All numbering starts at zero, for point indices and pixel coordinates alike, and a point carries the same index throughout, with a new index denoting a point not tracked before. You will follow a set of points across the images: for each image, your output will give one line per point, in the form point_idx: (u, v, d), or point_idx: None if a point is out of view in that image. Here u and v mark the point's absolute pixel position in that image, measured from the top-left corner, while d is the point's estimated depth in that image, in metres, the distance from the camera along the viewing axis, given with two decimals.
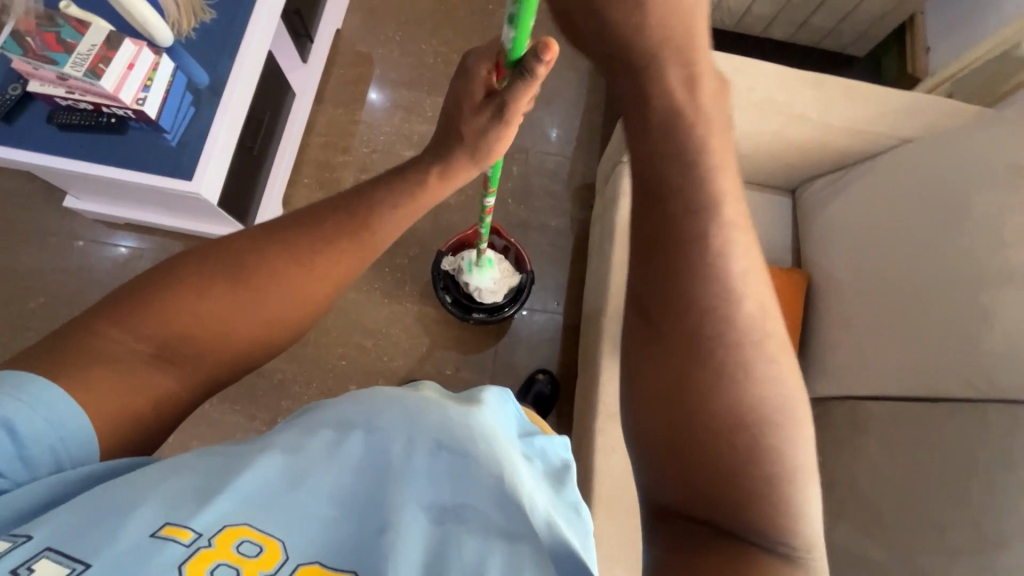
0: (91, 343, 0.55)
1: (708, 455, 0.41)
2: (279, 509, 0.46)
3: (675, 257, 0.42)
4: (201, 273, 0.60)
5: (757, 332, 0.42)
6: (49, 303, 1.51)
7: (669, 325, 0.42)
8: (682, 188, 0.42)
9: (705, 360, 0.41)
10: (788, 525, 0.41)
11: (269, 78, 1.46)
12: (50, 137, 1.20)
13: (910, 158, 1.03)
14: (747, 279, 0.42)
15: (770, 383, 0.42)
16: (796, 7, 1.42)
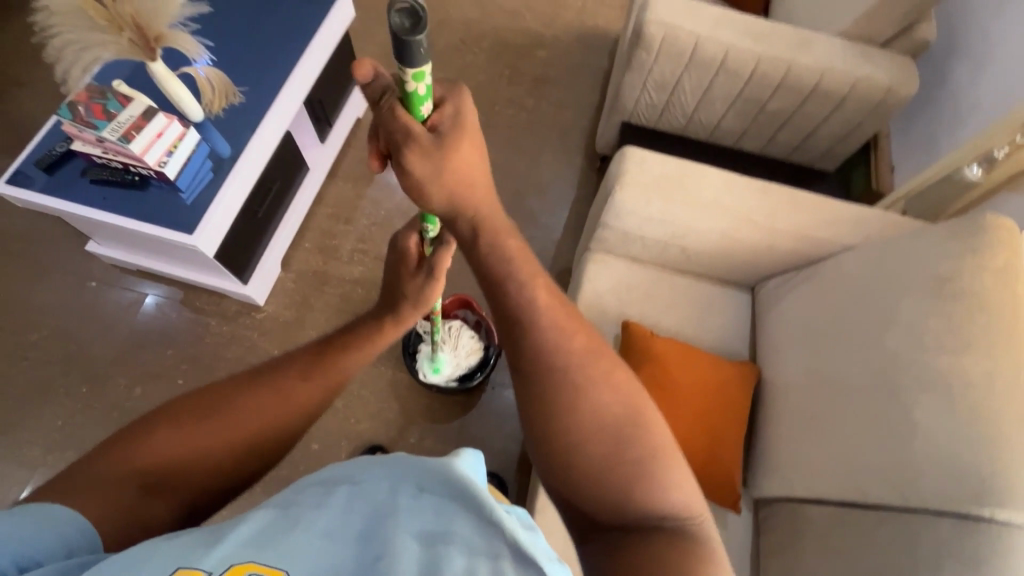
0: (93, 474, 0.57)
1: (585, 471, 0.56)
2: (281, 543, 0.43)
3: (520, 348, 0.60)
4: (207, 402, 0.65)
5: (594, 375, 0.59)
6: (53, 336, 1.62)
7: (533, 386, 0.59)
8: (511, 299, 0.61)
9: (561, 412, 0.58)
10: (668, 500, 0.56)
11: (284, 154, 1.64)
12: (80, 188, 1.36)
13: (849, 265, 1.07)
14: (569, 333, 0.61)
15: (612, 404, 0.59)
16: (762, 125, 1.55)
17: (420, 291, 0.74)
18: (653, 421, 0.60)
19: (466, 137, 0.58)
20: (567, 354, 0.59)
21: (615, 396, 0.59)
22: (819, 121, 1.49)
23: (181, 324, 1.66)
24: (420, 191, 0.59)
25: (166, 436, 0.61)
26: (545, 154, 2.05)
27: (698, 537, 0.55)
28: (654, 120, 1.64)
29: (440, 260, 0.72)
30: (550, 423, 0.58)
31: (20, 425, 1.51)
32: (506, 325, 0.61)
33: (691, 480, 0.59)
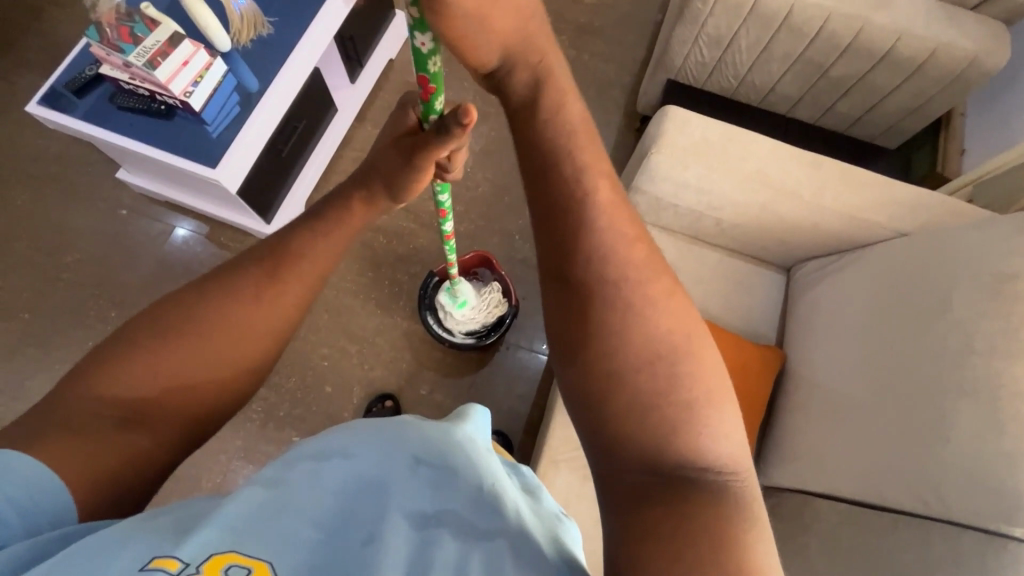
0: (64, 414, 0.54)
1: (624, 390, 0.49)
2: (265, 531, 0.45)
3: (570, 249, 0.53)
4: (168, 326, 0.61)
5: (634, 279, 0.52)
6: (85, 260, 1.67)
7: (573, 284, 0.53)
8: (569, 193, 0.53)
9: (608, 327, 0.51)
10: (711, 449, 0.48)
11: (312, 92, 1.60)
12: (107, 114, 1.35)
13: (899, 253, 0.98)
14: (626, 245, 0.53)
15: (666, 328, 0.51)
16: (821, 92, 1.42)
17: (399, 179, 0.74)
18: (699, 348, 0.52)
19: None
20: (620, 266, 0.52)
21: (667, 321, 0.52)
22: (887, 91, 1.35)
23: (206, 258, 1.69)
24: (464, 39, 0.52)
25: (137, 366, 0.58)
26: None
27: (741, 497, 0.47)
28: (703, 79, 1.52)
29: (430, 153, 0.70)
30: (592, 340, 0.51)
31: (53, 342, 1.58)
32: (553, 226, 0.54)
33: (738, 434, 0.51)
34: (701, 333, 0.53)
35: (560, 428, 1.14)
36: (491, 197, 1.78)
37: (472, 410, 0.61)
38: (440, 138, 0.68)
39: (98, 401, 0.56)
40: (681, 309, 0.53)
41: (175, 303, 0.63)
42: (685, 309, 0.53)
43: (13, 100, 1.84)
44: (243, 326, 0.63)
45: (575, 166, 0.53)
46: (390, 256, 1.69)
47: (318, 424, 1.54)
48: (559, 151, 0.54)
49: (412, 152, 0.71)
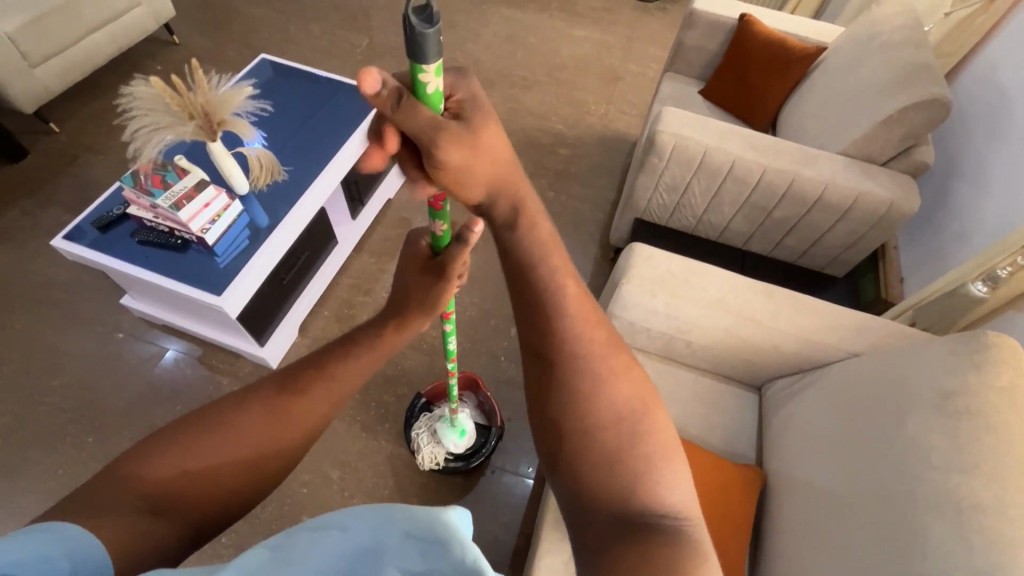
0: (104, 499, 0.56)
1: (590, 446, 0.55)
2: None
3: (540, 327, 0.60)
4: (207, 424, 0.66)
5: (596, 350, 0.59)
6: (73, 383, 1.68)
7: (544, 356, 0.59)
8: (536, 283, 0.61)
9: (576, 401, 0.57)
10: (669, 498, 0.54)
11: (316, 228, 1.76)
12: (127, 247, 1.47)
13: (854, 374, 1.07)
14: (591, 324, 0.60)
15: (626, 396, 0.58)
16: (769, 229, 1.62)
17: (429, 296, 0.77)
18: (648, 406, 0.58)
19: (494, 123, 0.59)
20: (586, 340, 0.59)
21: (627, 389, 0.58)
22: (825, 229, 1.55)
23: (196, 380, 1.71)
24: (457, 183, 0.59)
25: (172, 458, 0.62)
26: (560, 242, 2.15)
27: (697, 538, 0.52)
28: (666, 218, 1.73)
29: (453, 263, 0.74)
30: (563, 414, 0.57)
31: (20, 469, 1.52)
32: (531, 313, 0.61)
33: (689, 482, 0.57)
34: (650, 391, 0.60)
35: (547, 558, 1.10)
36: (478, 321, 1.88)
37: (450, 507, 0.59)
38: (460, 245, 0.72)
39: (135, 480, 0.59)
40: (635, 375, 0.60)
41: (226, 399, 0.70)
42: (638, 376, 0.60)
43: (34, 232, 1.98)
44: (274, 432, 0.68)
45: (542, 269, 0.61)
46: (378, 378, 1.73)
47: None
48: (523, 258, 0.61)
49: (440, 268, 0.75)
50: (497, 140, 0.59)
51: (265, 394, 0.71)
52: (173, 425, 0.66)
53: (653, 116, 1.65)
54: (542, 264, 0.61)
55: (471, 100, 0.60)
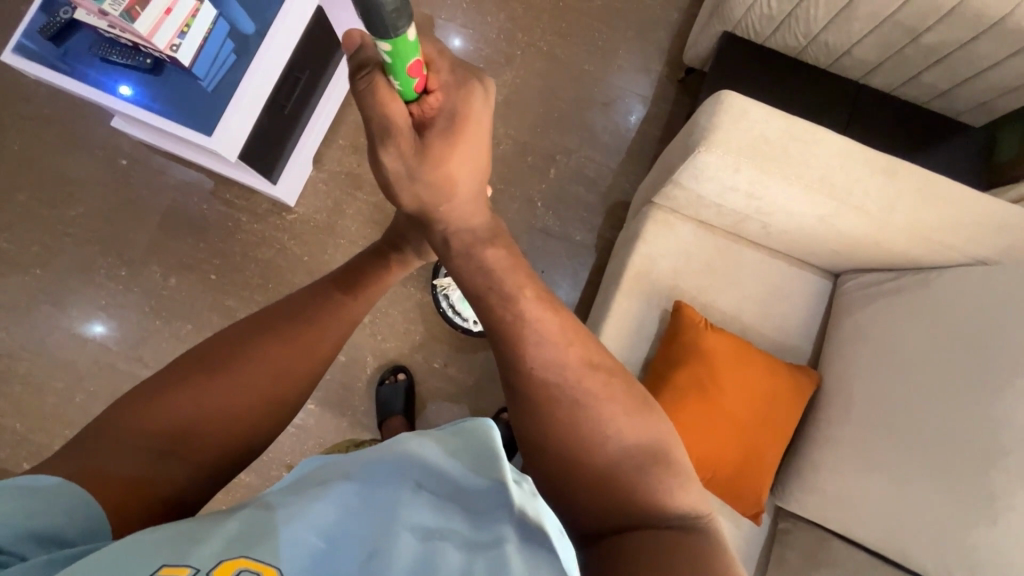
0: (107, 447, 0.55)
1: (582, 469, 0.56)
2: (273, 534, 0.41)
3: (506, 357, 0.59)
4: (212, 362, 0.64)
5: (572, 375, 0.58)
6: (91, 213, 1.61)
7: (517, 387, 0.59)
8: (497, 315, 0.59)
9: (559, 434, 0.57)
10: (673, 502, 0.57)
11: (315, 35, 1.41)
12: (91, 66, 1.22)
13: (971, 289, 0.87)
14: (562, 343, 0.59)
15: (608, 412, 0.58)
16: (906, 59, 1.21)
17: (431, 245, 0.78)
18: (639, 419, 0.59)
19: (467, 144, 0.54)
20: (559, 367, 0.58)
21: (610, 405, 0.58)
22: (986, 66, 1.14)
23: (214, 215, 1.61)
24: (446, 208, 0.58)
25: (175, 398, 0.60)
26: (618, 55, 1.72)
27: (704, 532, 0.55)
28: (765, 35, 1.30)
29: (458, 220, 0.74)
30: (544, 439, 0.57)
31: (67, 298, 1.57)
32: (501, 342, 0.59)
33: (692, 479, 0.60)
34: (639, 402, 0.60)
35: None
36: (513, 159, 1.65)
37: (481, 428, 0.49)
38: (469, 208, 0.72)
39: (137, 423, 0.58)
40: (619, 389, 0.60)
41: (225, 335, 0.67)
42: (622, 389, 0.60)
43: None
44: (281, 367, 0.65)
45: (499, 293, 0.59)
46: None
47: (334, 392, 1.55)
48: (480, 288, 0.60)
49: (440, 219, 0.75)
50: (465, 171, 0.55)
51: (267, 334, 0.67)
52: (176, 363, 0.64)
53: None
54: (494, 294, 0.59)
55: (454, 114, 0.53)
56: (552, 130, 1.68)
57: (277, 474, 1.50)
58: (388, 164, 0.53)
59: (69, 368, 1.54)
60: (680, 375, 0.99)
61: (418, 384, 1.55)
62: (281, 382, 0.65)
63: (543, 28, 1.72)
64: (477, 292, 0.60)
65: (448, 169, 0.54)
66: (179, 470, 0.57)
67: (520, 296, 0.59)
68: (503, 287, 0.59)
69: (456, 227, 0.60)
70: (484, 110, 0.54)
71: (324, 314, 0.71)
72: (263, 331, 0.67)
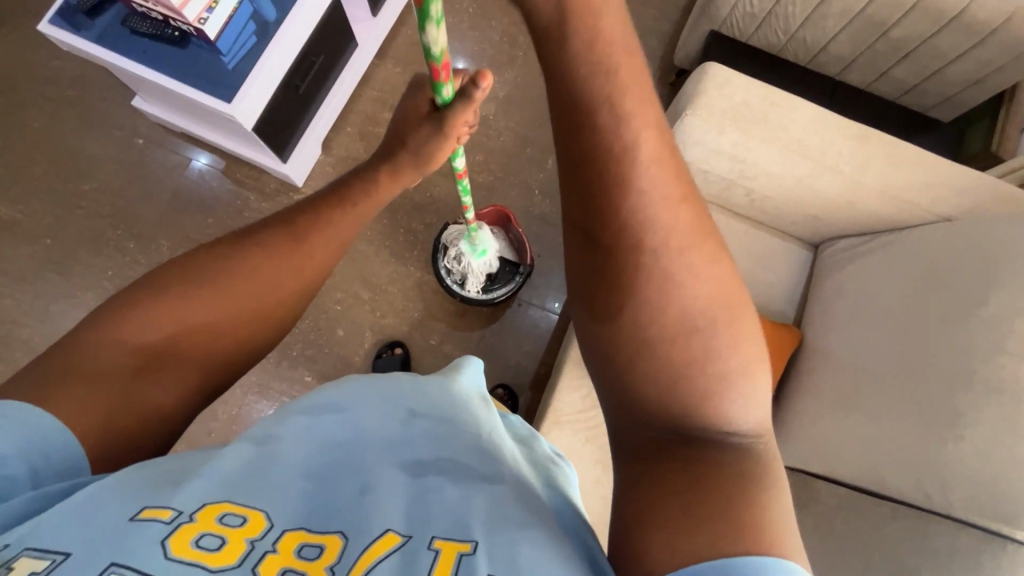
0: (87, 359, 0.56)
1: (650, 360, 0.49)
2: (259, 488, 0.47)
3: (600, 205, 0.50)
4: (196, 278, 0.65)
5: (673, 241, 0.49)
6: (104, 188, 1.67)
7: (601, 245, 0.51)
8: (604, 143, 0.49)
9: (647, 303, 0.49)
10: (741, 419, 0.48)
11: (332, 25, 1.51)
12: (122, 38, 1.30)
13: (937, 239, 0.93)
14: (672, 204, 0.50)
15: (706, 295, 0.49)
16: (877, 55, 1.31)
17: (428, 146, 0.80)
18: (737, 318, 0.50)
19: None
20: (662, 230, 0.49)
21: (705, 286, 0.49)
22: (950, 59, 1.25)
23: (223, 194, 1.68)
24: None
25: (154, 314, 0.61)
26: None
27: (765, 462, 0.47)
28: (748, 33, 1.41)
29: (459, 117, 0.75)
30: (616, 313, 0.50)
31: (73, 268, 1.61)
32: (598, 181, 0.50)
33: (766, 402, 0.51)
34: (740, 299, 0.51)
35: (567, 392, 1.16)
36: (514, 149, 1.73)
37: (466, 364, 0.72)
38: (465, 106, 0.73)
39: (113, 340, 0.58)
40: (721, 274, 0.51)
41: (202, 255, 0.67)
42: (725, 275, 0.51)
43: (26, 17, 1.78)
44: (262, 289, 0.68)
45: (614, 111, 0.49)
46: (406, 204, 1.66)
47: (330, 366, 1.57)
48: (594, 97, 0.49)
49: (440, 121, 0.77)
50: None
51: (250, 254, 0.69)
52: (151, 279, 0.64)
53: None
54: (606, 108, 0.49)
55: None
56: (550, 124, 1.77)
57: None
58: None
59: (68, 336, 1.56)
60: None
61: (414, 360, 1.58)
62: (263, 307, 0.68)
63: None
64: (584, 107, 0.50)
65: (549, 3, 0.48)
66: (166, 386, 0.59)
67: (632, 136, 0.50)
68: (620, 100, 0.49)
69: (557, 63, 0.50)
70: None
71: (314, 234, 0.73)
72: (243, 250, 0.69)
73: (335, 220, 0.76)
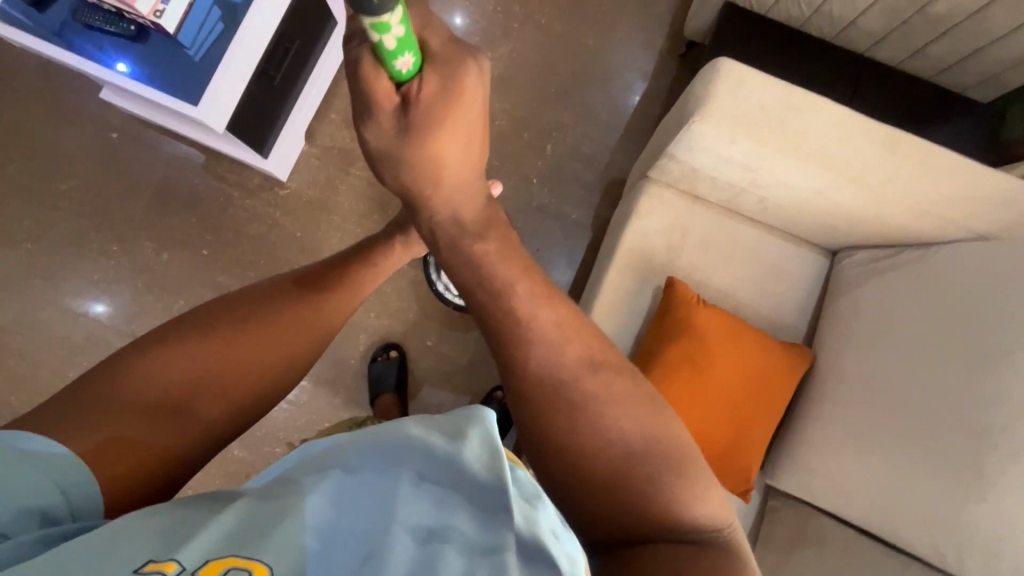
0: (107, 403, 0.53)
1: (585, 488, 0.49)
2: (266, 535, 0.38)
3: (499, 357, 0.51)
4: (225, 320, 0.62)
5: (570, 372, 0.50)
6: (81, 188, 1.59)
7: (512, 391, 0.51)
8: (495, 309, 0.51)
9: (562, 435, 0.50)
10: (692, 516, 0.49)
11: (305, 6, 1.38)
12: (75, 33, 1.20)
13: (970, 262, 0.85)
14: (559, 340, 0.51)
15: (619, 415, 0.50)
16: (913, 30, 1.17)
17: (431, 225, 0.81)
18: (652, 420, 0.51)
19: (456, 126, 0.47)
20: (556, 366, 0.50)
21: (616, 405, 0.50)
22: (995, 37, 1.11)
23: (205, 190, 1.60)
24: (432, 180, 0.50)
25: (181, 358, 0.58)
26: (618, 28, 1.68)
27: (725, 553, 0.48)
28: (767, 5, 1.26)
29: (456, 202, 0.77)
30: (541, 448, 0.50)
31: (58, 273, 1.56)
32: (495, 337, 0.51)
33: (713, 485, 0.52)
34: (651, 398, 0.52)
35: None
36: (509, 136, 1.63)
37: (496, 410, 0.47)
38: None
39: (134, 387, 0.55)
40: (626, 384, 0.52)
41: (245, 291, 0.67)
42: (630, 383, 0.52)
43: None
44: (289, 334, 0.64)
45: (486, 286, 0.51)
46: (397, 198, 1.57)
47: (325, 369, 1.54)
48: (474, 279, 0.52)
49: None
50: (457, 146, 0.49)
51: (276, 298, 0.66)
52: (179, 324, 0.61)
53: None
54: (484, 284, 0.51)
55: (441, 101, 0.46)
56: (549, 105, 1.65)
57: (268, 450, 1.50)
58: (374, 139, 0.49)
59: (61, 344, 1.53)
60: (673, 350, 0.98)
61: (410, 362, 1.54)
62: (292, 352, 0.64)
63: (540, 1, 1.68)
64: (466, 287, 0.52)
65: (435, 149, 0.48)
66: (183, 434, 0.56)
67: (514, 287, 0.51)
68: (502, 262, 0.52)
69: (458, 201, 0.52)
70: (480, 88, 0.48)
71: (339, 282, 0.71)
72: (269, 294, 0.66)
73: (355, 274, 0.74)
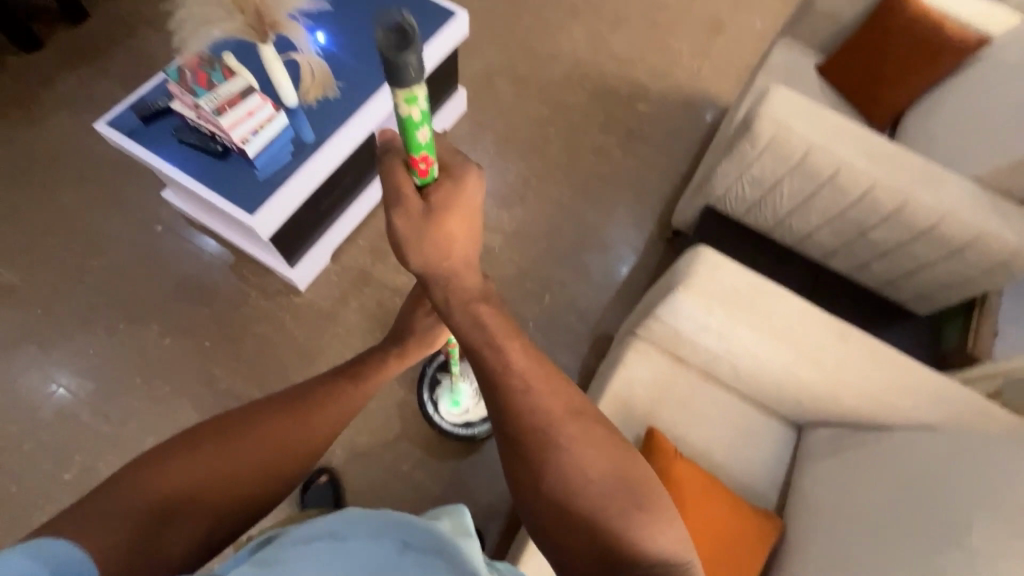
0: (112, 517, 0.58)
1: (565, 519, 0.61)
2: None
3: (499, 406, 0.64)
4: (225, 438, 0.69)
5: (554, 421, 0.63)
6: (110, 268, 1.70)
7: (508, 434, 0.64)
8: (494, 365, 0.64)
9: (549, 472, 0.61)
10: (655, 548, 0.60)
11: (362, 154, 1.65)
12: (167, 144, 1.41)
13: (919, 450, 0.93)
14: (545, 393, 0.64)
15: (595, 458, 0.62)
16: (858, 249, 1.41)
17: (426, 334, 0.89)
18: (621, 464, 0.63)
19: (461, 209, 0.63)
20: (543, 413, 0.63)
21: (592, 449, 0.63)
22: (923, 263, 1.35)
23: (225, 287, 1.71)
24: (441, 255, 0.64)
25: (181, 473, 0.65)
26: (616, 210, 1.99)
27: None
28: (741, 213, 1.53)
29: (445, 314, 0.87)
30: (531, 484, 0.62)
31: (55, 343, 1.59)
32: (491, 387, 0.65)
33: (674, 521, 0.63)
34: (620, 446, 0.65)
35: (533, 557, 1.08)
36: (512, 282, 1.81)
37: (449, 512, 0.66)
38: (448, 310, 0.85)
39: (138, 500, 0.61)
40: (599, 432, 0.64)
41: (244, 409, 0.74)
42: (603, 432, 0.65)
43: (87, 103, 1.94)
44: (280, 452, 0.72)
45: (492, 347, 0.65)
46: None
47: None
48: (477, 341, 0.66)
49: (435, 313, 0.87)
50: (464, 229, 0.64)
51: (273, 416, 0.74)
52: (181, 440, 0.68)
53: (758, 92, 1.42)
54: (486, 342, 0.65)
55: (448, 192, 0.63)
56: (551, 263, 1.87)
57: None
58: (399, 226, 0.62)
59: (31, 418, 1.51)
60: None
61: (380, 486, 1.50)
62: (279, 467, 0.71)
63: (554, 180, 2.01)
64: (472, 345, 0.66)
65: (445, 228, 0.62)
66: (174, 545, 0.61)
67: (504, 347, 0.65)
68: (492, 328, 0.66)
69: (455, 279, 0.66)
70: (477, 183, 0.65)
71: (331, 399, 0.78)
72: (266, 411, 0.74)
73: (349, 386, 0.81)
